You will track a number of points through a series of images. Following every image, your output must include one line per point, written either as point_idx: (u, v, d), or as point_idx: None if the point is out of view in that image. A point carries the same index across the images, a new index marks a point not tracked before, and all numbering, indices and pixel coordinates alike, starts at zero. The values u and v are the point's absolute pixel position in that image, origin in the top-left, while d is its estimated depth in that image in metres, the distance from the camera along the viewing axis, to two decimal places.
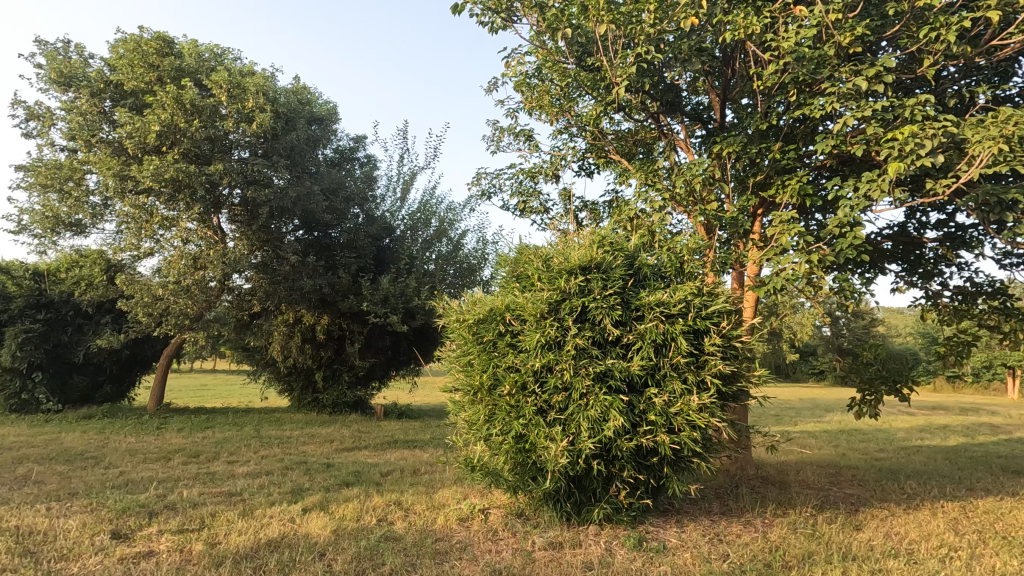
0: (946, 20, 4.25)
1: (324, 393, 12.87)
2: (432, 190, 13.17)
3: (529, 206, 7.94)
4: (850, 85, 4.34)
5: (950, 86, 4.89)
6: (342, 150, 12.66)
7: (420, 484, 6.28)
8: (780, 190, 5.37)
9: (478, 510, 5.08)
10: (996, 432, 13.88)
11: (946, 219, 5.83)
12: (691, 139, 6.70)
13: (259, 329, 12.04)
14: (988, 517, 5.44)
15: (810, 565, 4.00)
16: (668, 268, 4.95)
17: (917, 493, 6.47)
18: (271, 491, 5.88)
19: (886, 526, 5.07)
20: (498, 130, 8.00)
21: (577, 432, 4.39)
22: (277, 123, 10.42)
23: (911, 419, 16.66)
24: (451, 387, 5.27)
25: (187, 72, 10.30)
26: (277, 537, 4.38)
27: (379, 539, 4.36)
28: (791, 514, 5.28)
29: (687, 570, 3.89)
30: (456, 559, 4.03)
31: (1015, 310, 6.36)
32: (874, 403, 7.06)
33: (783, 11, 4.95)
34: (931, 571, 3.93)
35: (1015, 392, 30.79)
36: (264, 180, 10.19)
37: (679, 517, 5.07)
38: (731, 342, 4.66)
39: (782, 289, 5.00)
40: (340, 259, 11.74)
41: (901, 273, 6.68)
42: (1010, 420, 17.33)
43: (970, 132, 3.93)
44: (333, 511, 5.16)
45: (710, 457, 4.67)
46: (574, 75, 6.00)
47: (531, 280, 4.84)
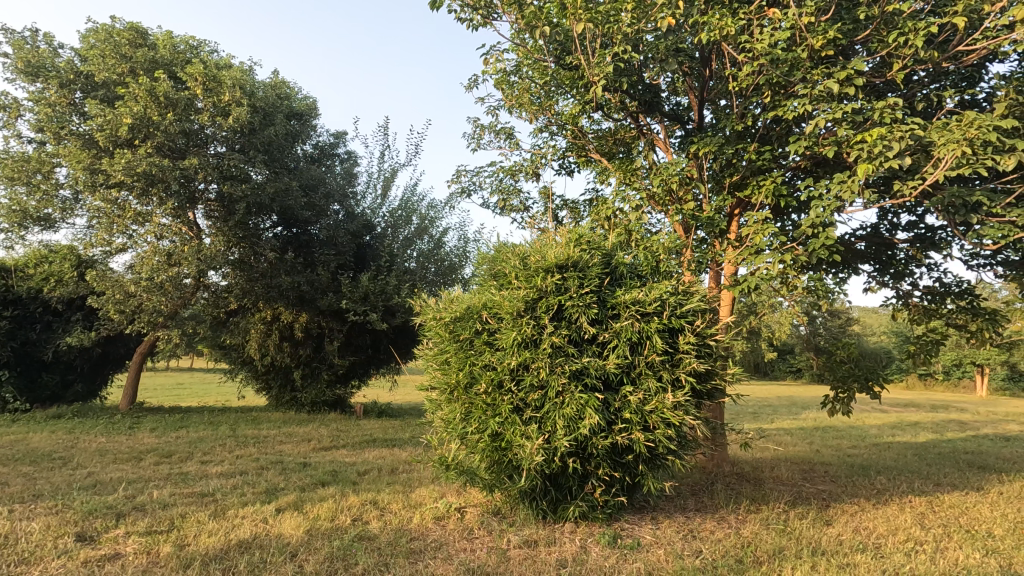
0: (914, 26, 4.34)
1: (303, 391, 12.58)
2: (414, 187, 13.08)
3: (510, 205, 7.93)
4: (822, 88, 4.41)
5: (920, 90, 5.00)
6: (322, 145, 12.50)
7: (398, 483, 6.23)
8: (755, 190, 5.43)
9: (454, 509, 5.06)
10: (964, 428, 14.27)
11: (917, 221, 5.96)
12: (670, 139, 6.77)
13: (236, 326, 11.96)
14: (953, 512, 5.59)
15: (780, 560, 4.06)
16: (644, 267, 4.98)
17: (886, 489, 6.61)
18: (245, 491, 5.79)
19: (855, 521, 5.18)
20: (479, 127, 7.98)
21: (552, 430, 4.39)
22: (254, 117, 10.24)
23: (884, 416, 17.05)
24: (428, 385, 5.24)
25: (161, 64, 10.06)
26: (248, 537, 4.31)
27: (352, 539, 4.31)
28: (764, 510, 5.36)
29: (660, 566, 3.92)
30: (430, 559, 4.01)
31: (982, 310, 6.54)
32: (847, 400, 7.19)
33: (758, 13, 5.01)
34: (896, 565, 4.01)
35: (984, 389, 31.68)
36: (241, 174, 10.03)
37: (654, 514, 5.13)
38: (705, 341, 4.72)
39: (757, 288, 5.07)
40: (319, 257, 11.61)
41: (874, 273, 6.83)
42: (979, 417, 17.78)
43: (936, 135, 4.00)
44: (308, 511, 5.10)
45: (685, 454, 4.72)
46: (554, 73, 5.99)
47: (508, 278, 4.84)
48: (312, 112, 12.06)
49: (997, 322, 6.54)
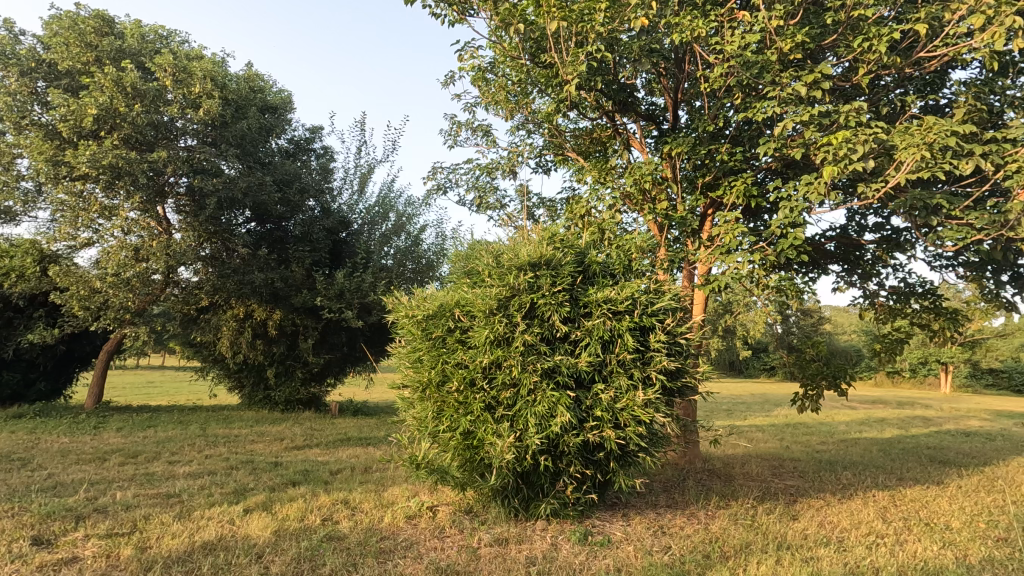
0: (878, 32, 4.44)
1: (276, 389, 12.34)
2: (391, 184, 12.96)
3: (486, 202, 7.91)
4: (789, 91, 4.49)
5: (886, 94, 5.13)
6: (297, 140, 12.29)
7: (370, 482, 6.18)
8: (727, 191, 5.50)
9: (426, 508, 5.03)
10: (928, 424, 14.74)
11: (883, 222, 6.10)
12: (646, 139, 6.83)
13: (207, 323, 11.49)
14: (915, 505, 5.76)
15: (746, 555, 4.13)
16: (616, 266, 5.00)
17: (851, 484, 6.78)
18: (213, 491, 5.68)
19: (820, 515, 5.30)
20: (456, 124, 7.94)
21: (524, 428, 4.40)
22: (226, 110, 10.00)
23: (852, 412, 17.52)
24: (400, 383, 5.19)
25: (128, 54, 9.79)
26: (213, 539, 4.23)
27: (321, 539, 4.26)
28: (733, 506, 5.44)
29: (629, 563, 3.95)
30: (399, 558, 3.98)
31: (944, 309, 6.75)
32: (816, 397, 7.34)
33: (729, 16, 5.07)
34: (857, 558, 4.11)
35: (948, 385, 32.71)
36: (212, 168, 9.81)
37: (625, 511, 5.17)
38: (675, 339, 4.79)
39: (728, 287, 5.13)
40: (293, 253, 11.43)
41: (842, 274, 6.99)
42: (941, 413, 18.33)
43: (898, 139, 4.10)
44: (277, 511, 5.03)
45: (656, 451, 4.76)
46: (528, 71, 6.00)
47: (481, 276, 4.82)
48: (287, 106, 11.85)
49: (958, 322, 6.75)
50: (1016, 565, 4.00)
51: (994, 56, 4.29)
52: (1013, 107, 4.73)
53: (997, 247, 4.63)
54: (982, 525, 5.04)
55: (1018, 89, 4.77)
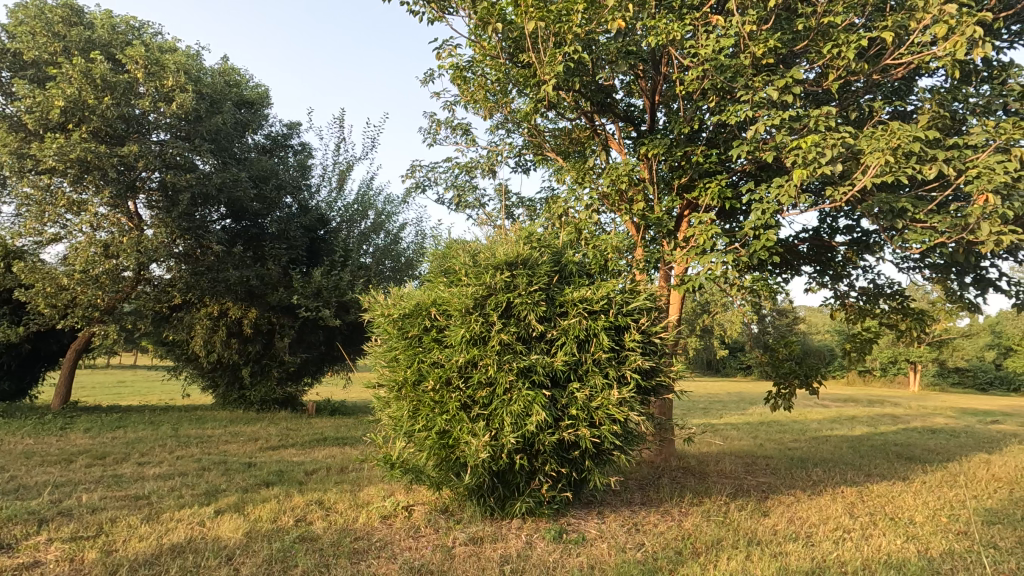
0: (847, 38, 4.54)
1: (251, 389, 12.14)
2: (370, 181, 12.86)
3: (465, 201, 7.90)
4: (762, 95, 4.58)
5: (855, 99, 5.26)
6: (274, 136, 12.10)
7: (346, 482, 6.13)
8: (702, 193, 5.58)
9: (402, 507, 5.00)
10: (897, 422, 15.16)
11: (854, 225, 6.24)
12: (624, 140, 6.90)
13: (180, 322, 11.24)
14: (881, 501, 5.92)
15: (717, 551, 4.20)
16: (593, 266, 5.06)
17: (821, 480, 6.94)
18: (183, 493, 5.57)
19: (790, 511, 5.42)
20: (435, 122, 7.91)
21: (499, 427, 4.40)
22: (200, 104, 9.75)
23: (825, 410, 17.95)
24: (376, 382, 5.16)
25: (98, 45, 9.54)
26: (183, 541, 4.15)
27: (294, 540, 4.21)
28: (706, 503, 5.53)
29: (602, 560, 3.98)
30: (373, 558, 3.95)
31: (910, 310, 6.94)
32: (788, 396, 7.47)
33: (704, 20, 5.14)
34: (824, 553, 4.21)
35: (916, 384, 33.64)
36: (186, 164, 9.61)
37: (600, 509, 5.22)
38: (650, 338, 4.85)
39: (703, 287, 5.19)
40: (269, 251, 11.25)
41: (814, 275, 7.14)
42: (909, 411, 18.83)
43: (865, 144, 4.21)
44: (248, 512, 4.96)
45: (631, 449, 4.80)
46: (506, 71, 6.01)
47: (458, 275, 4.81)
48: (264, 101, 11.64)
49: (924, 321, 6.95)
50: (975, 557, 4.13)
51: (957, 65, 4.44)
52: (975, 114, 4.89)
53: (960, 249, 4.77)
54: (944, 519, 5.20)
55: (980, 97, 4.92)
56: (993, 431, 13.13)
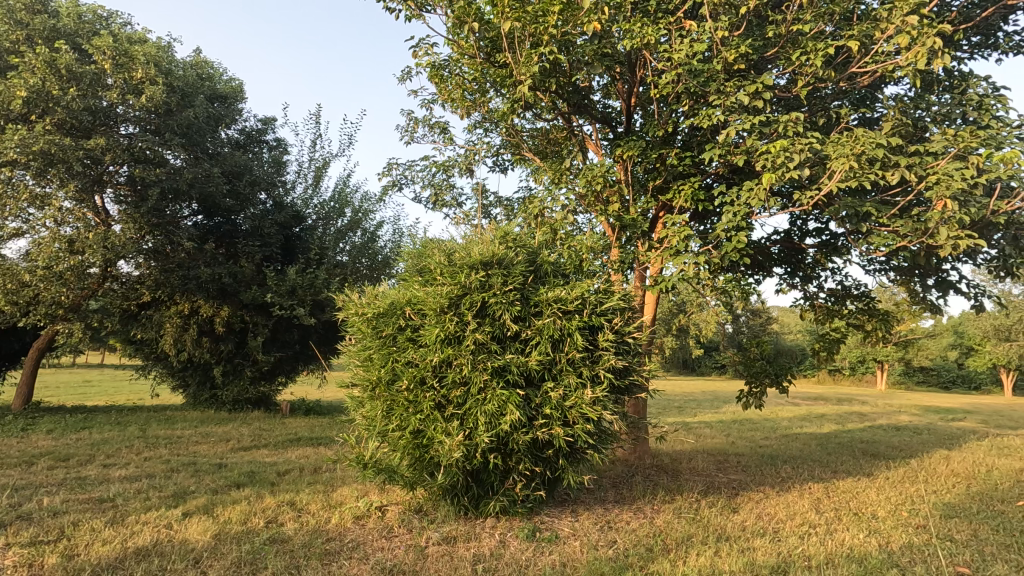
0: (815, 46, 4.67)
1: (222, 389, 11.89)
2: (347, 178, 12.74)
3: (442, 199, 7.87)
4: (733, 100, 4.67)
5: (823, 105, 5.40)
6: (248, 130, 11.88)
7: (319, 483, 6.06)
8: (676, 195, 5.66)
9: (375, 508, 4.97)
10: (863, 419, 15.63)
11: (823, 228, 6.39)
12: (601, 141, 6.97)
13: (149, 320, 10.93)
14: (846, 496, 6.09)
15: (687, 547, 4.27)
16: (568, 267, 5.10)
17: (789, 477, 7.10)
18: (150, 495, 5.44)
19: (759, 508, 5.53)
20: (412, 120, 7.87)
21: (473, 426, 4.41)
22: (171, 97, 9.51)
23: (795, 409, 18.39)
24: (349, 382, 5.12)
25: (62, 34, 9.23)
26: (148, 544, 4.07)
27: (264, 542, 4.16)
28: (677, 500, 5.62)
29: (575, 558, 4.02)
30: (345, 559, 3.93)
31: (876, 311, 7.15)
32: (759, 394, 7.62)
33: (677, 25, 5.23)
34: (789, 547, 4.32)
35: (883, 383, 34.64)
36: (156, 158, 9.38)
37: (574, 507, 5.26)
38: (623, 338, 4.91)
39: (676, 288, 5.26)
40: (242, 248, 11.05)
41: (785, 276, 7.30)
42: (876, 409, 19.38)
43: (831, 149, 4.33)
44: (218, 514, 4.87)
45: (604, 448, 4.85)
46: (484, 70, 6.00)
47: (433, 274, 4.80)
48: (237, 95, 11.42)
49: (889, 322, 7.17)
50: (932, 551, 4.28)
51: (918, 75, 4.58)
52: (936, 122, 5.06)
53: (922, 253, 4.92)
54: (905, 514, 5.37)
55: (941, 106, 5.11)
56: (954, 428, 13.58)
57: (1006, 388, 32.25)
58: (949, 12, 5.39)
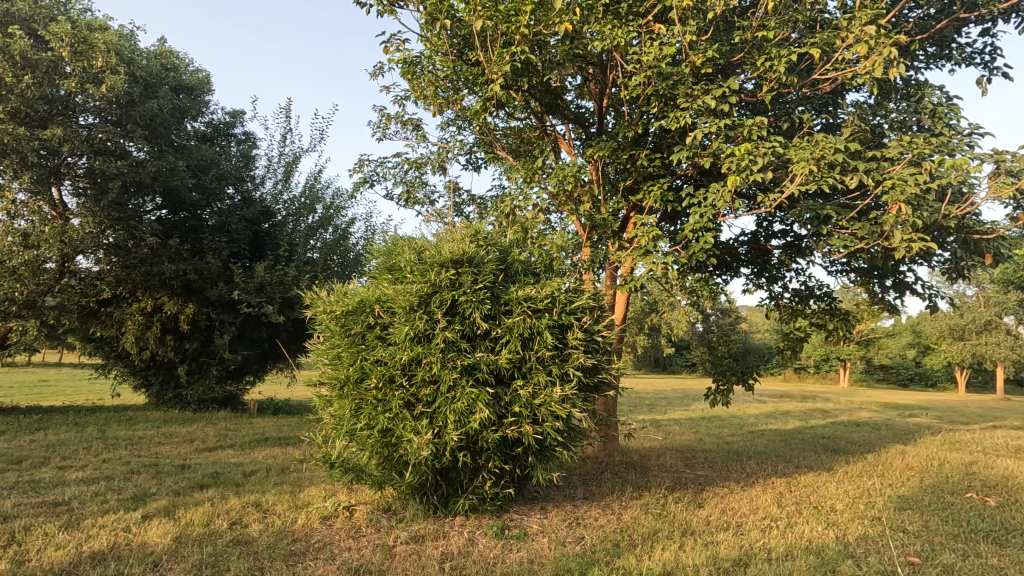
0: (779, 52, 4.79)
1: (187, 389, 11.55)
2: (318, 174, 12.55)
3: (414, 197, 7.82)
4: (700, 103, 4.76)
5: (786, 111, 5.56)
6: (215, 123, 11.59)
7: (286, 483, 5.96)
8: (646, 196, 5.74)
9: (343, 507, 4.91)
10: (825, 416, 16.15)
11: (788, 230, 6.55)
12: (574, 141, 7.03)
13: (109, 318, 10.57)
14: (806, 491, 6.28)
15: (652, 542, 4.35)
16: (539, 266, 5.14)
17: (754, 472, 7.28)
18: (107, 497, 5.27)
19: (723, 502, 5.66)
20: (384, 116, 7.79)
21: (443, 425, 4.40)
22: (133, 88, 9.19)
23: (762, 406, 18.90)
24: (317, 381, 5.04)
25: (17, 19, 8.84)
26: (105, 548, 3.95)
27: (227, 544, 4.07)
28: (645, 496, 5.71)
29: (542, 554, 4.06)
30: (311, 559, 3.88)
31: (837, 311, 7.38)
32: (726, 392, 7.77)
33: (646, 27, 5.30)
34: (751, 541, 4.43)
35: (846, 380, 35.76)
36: (118, 150, 9.06)
37: (543, 504, 5.30)
38: (592, 336, 4.96)
39: (644, 287, 5.32)
40: (208, 244, 10.76)
41: (751, 276, 7.47)
42: (838, 406, 20.03)
43: (793, 153, 4.47)
44: (180, 516, 4.75)
45: (573, 446, 4.89)
46: (456, 68, 5.98)
47: (403, 272, 4.78)
48: (204, 87, 11.15)
49: (849, 322, 7.41)
50: (885, 541, 4.45)
51: (876, 83, 4.75)
52: (892, 129, 5.26)
53: (879, 255, 5.09)
54: (861, 507, 5.57)
55: (898, 113, 5.31)
56: (909, 424, 14.10)
57: (960, 385, 33.62)
58: (905, 24, 5.60)
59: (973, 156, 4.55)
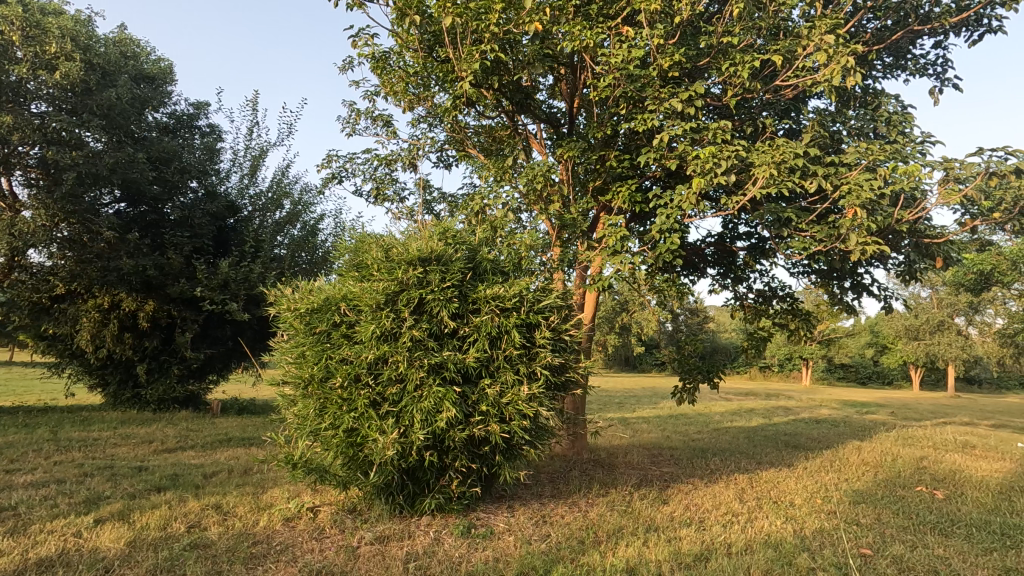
0: (743, 58, 4.92)
1: (146, 388, 11.15)
2: (286, 168, 12.31)
3: (384, 194, 7.73)
4: (667, 106, 4.85)
5: (750, 115, 5.70)
6: (178, 115, 11.24)
7: (249, 485, 5.82)
8: (614, 196, 5.80)
9: (306, 509, 4.83)
10: (787, 413, 16.64)
11: (752, 231, 6.69)
12: (545, 141, 7.05)
13: (62, 314, 10.15)
14: (767, 486, 6.46)
15: (617, 538, 4.41)
16: (508, 265, 5.15)
17: (717, 469, 7.45)
18: (57, 501, 5.06)
19: (687, 499, 5.78)
20: (354, 111, 7.68)
21: (409, 424, 4.36)
22: (90, 75, 8.81)
23: (728, 403, 19.33)
24: (281, 380, 4.94)
25: None
26: (52, 554, 3.79)
27: (184, 548, 3.96)
28: (611, 493, 5.78)
29: (507, 553, 4.07)
30: (272, 562, 3.81)
31: (798, 311, 7.59)
32: (692, 390, 7.92)
33: (615, 30, 5.36)
34: (713, 536, 4.53)
35: (808, 379, 36.87)
36: (73, 140, 8.68)
37: (511, 503, 5.31)
38: (560, 335, 4.98)
39: (612, 286, 5.37)
40: (169, 239, 10.40)
41: (718, 277, 7.62)
42: (800, 404, 20.65)
43: (756, 157, 4.58)
44: (134, 520, 4.60)
45: (540, 445, 4.91)
46: (426, 65, 5.95)
47: (370, 270, 4.73)
48: (166, 77, 10.80)
49: (810, 321, 7.63)
50: (840, 534, 4.60)
51: (834, 90, 4.91)
52: (849, 136, 5.44)
53: (836, 257, 5.26)
54: (819, 501, 5.76)
55: (855, 120, 5.50)
56: (866, 421, 14.61)
57: (914, 383, 35.02)
58: (862, 35, 5.82)
59: (924, 163, 4.74)
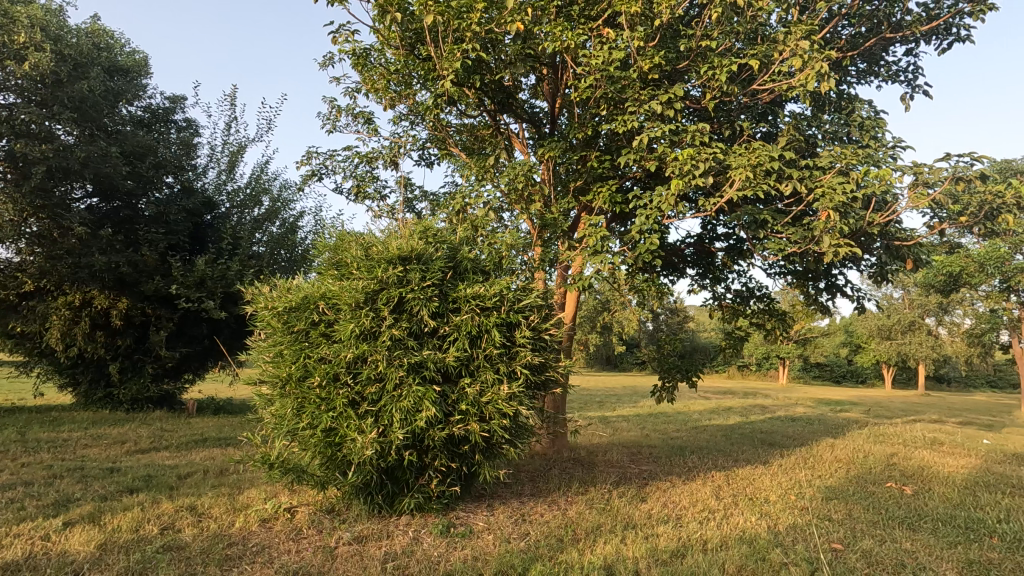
0: (721, 62, 4.99)
1: (118, 388, 10.90)
2: (265, 164, 12.14)
3: (365, 192, 7.67)
4: (647, 108, 4.90)
5: (728, 118, 5.78)
6: (153, 109, 11.00)
7: (225, 486, 5.74)
8: (595, 196, 5.83)
9: (283, 510, 4.78)
10: (764, 412, 16.89)
11: (730, 233, 6.80)
12: (527, 141, 7.07)
13: (31, 312, 9.88)
14: (743, 483, 6.57)
15: (595, 536, 4.45)
16: (488, 264, 5.15)
17: (695, 466, 7.55)
18: (25, 504, 4.93)
19: (665, 496, 5.85)
20: (334, 108, 7.60)
21: (388, 423, 4.34)
22: (61, 66, 8.57)
23: (707, 402, 19.56)
24: (258, 379, 4.87)
25: None
26: (18, 559, 3.68)
27: (157, 550, 3.89)
28: (590, 491, 5.82)
29: (486, 551, 4.08)
30: (248, 564, 3.76)
31: (775, 311, 7.73)
32: (671, 389, 8.00)
33: (597, 31, 5.40)
34: (689, 532, 4.60)
35: (785, 378, 37.51)
36: (42, 133, 8.43)
37: (490, 501, 5.32)
38: (539, 334, 5.00)
39: (592, 286, 5.40)
40: (143, 235, 10.16)
41: (697, 277, 7.71)
42: (777, 402, 21.00)
43: (733, 160, 4.65)
44: (105, 522, 4.50)
45: (520, 443, 4.92)
46: (408, 63, 5.92)
47: (349, 268, 4.70)
48: (141, 69, 10.57)
49: (786, 321, 7.78)
50: (812, 530, 4.71)
51: (809, 95, 5.02)
52: (824, 139, 5.56)
53: (811, 258, 5.36)
54: (793, 497, 5.88)
55: (829, 125, 5.63)
56: (840, 419, 14.91)
57: (886, 382, 35.86)
58: (837, 40, 5.95)
59: (895, 167, 4.86)
